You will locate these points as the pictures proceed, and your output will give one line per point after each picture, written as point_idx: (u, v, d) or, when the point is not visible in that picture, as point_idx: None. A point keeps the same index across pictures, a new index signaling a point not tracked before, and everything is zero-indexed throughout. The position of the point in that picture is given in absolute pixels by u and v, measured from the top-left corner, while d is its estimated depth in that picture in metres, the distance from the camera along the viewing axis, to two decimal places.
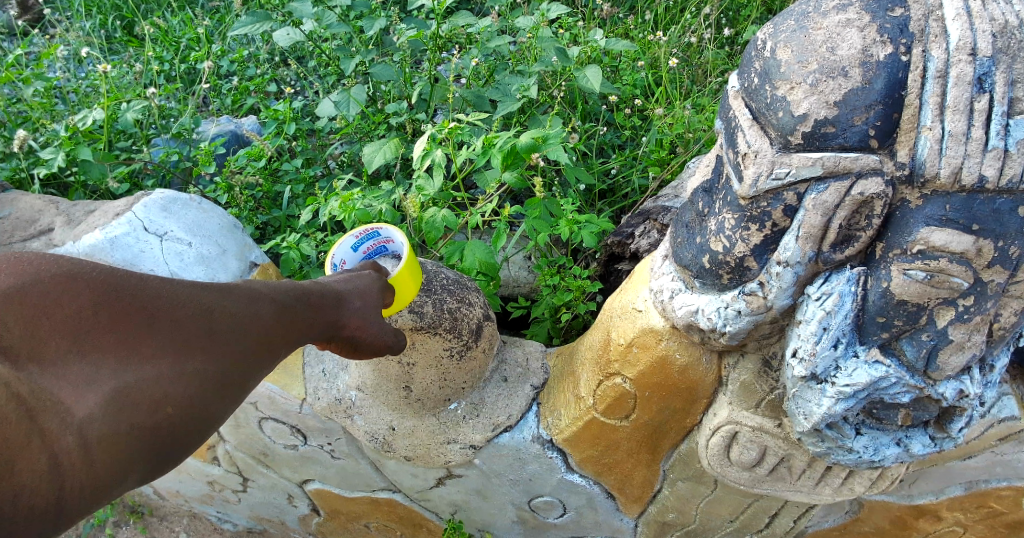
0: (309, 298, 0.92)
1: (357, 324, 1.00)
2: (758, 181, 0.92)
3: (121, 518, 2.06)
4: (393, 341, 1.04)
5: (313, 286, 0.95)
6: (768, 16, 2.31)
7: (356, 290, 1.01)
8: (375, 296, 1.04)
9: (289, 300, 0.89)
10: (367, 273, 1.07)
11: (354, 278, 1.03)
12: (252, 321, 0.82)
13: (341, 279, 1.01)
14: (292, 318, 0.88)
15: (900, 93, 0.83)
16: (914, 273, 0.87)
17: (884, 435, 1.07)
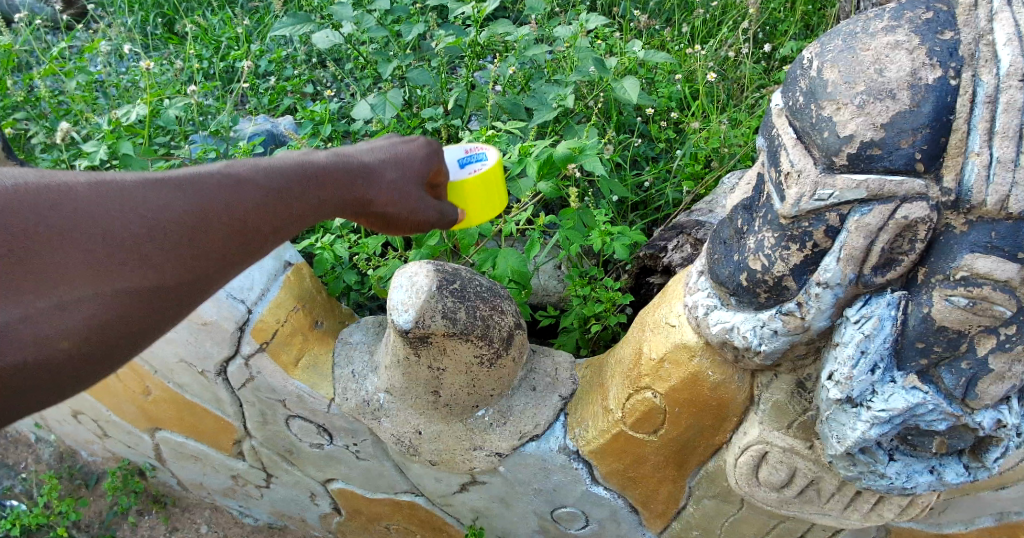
0: (327, 176, 0.81)
1: (388, 199, 0.90)
2: (800, 201, 0.91)
3: (145, 507, 2.09)
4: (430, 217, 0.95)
5: (332, 160, 0.83)
6: (806, 31, 2.30)
7: (390, 170, 0.89)
8: (415, 178, 0.93)
9: (298, 182, 0.77)
10: (412, 149, 0.94)
11: (393, 153, 0.91)
12: (244, 213, 0.70)
13: (372, 147, 0.90)
14: (303, 202, 0.77)
15: (948, 118, 0.81)
16: (955, 299, 0.85)
17: (917, 462, 1.05)
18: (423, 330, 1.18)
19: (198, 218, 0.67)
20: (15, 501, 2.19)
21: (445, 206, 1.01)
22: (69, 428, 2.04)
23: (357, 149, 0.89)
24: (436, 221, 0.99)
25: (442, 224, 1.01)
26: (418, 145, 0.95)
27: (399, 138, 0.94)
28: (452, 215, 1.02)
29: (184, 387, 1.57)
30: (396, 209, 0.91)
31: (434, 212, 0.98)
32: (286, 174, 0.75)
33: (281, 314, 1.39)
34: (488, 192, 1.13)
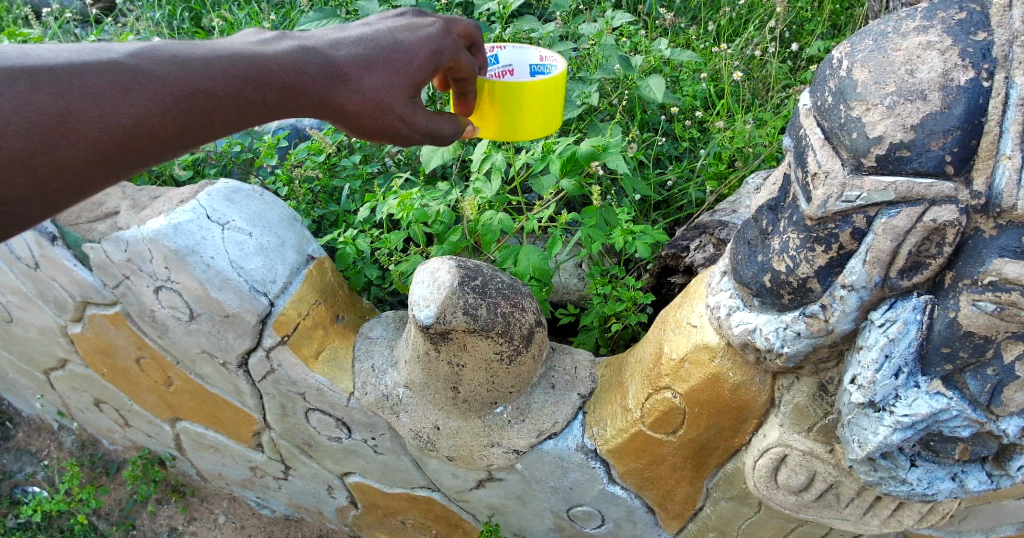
0: (292, 71, 0.87)
1: (362, 107, 0.94)
2: (827, 203, 0.90)
3: (164, 496, 2.13)
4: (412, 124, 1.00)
5: (298, 55, 0.88)
6: (833, 31, 2.28)
7: (371, 73, 0.94)
8: (403, 83, 0.97)
9: (248, 77, 0.83)
10: (405, 49, 0.98)
11: (379, 51, 0.95)
12: (169, 109, 0.76)
13: (354, 47, 0.94)
14: (253, 98, 0.83)
15: (979, 120, 0.80)
16: (983, 304, 0.84)
17: (939, 468, 1.04)
18: (444, 325, 1.18)
19: (111, 110, 0.72)
20: (37, 487, 2.24)
21: (443, 117, 1.07)
22: (91, 416, 2.07)
23: (338, 47, 0.93)
24: (426, 132, 1.04)
25: (433, 134, 1.06)
26: (415, 45, 1.00)
27: (398, 31, 1.00)
28: (445, 130, 1.07)
29: (205, 378, 1.59)
30: (374, 114, 0.95)
31: (425, 123, 1.02)
32: (238, 67, 0.82)
33: (303, 307, 1.40)
34: (545, 104, 1.21)
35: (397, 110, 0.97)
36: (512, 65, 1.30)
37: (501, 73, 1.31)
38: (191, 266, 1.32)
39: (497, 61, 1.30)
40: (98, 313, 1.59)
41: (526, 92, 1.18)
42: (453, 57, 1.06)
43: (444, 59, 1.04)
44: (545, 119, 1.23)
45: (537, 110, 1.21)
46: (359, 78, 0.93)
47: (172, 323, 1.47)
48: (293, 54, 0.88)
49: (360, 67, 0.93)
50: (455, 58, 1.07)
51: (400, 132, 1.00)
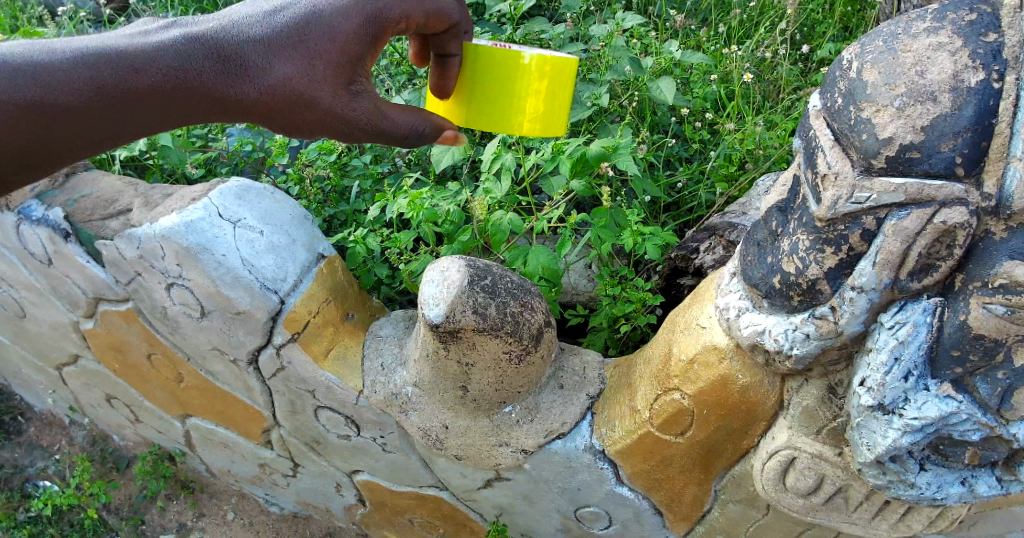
0: (188, 65, 0.90)
1: (272, 97, 0.94)
2: (837, 204, 0.90)
3: (174, 492, 2.14)
4: (344, 112, 0.98)
5: (189, 47, 0.91)
6: (845, 33, 2.28)
7: (285, 58, 0.94)
8: (326, 66, 0.96)
9: (131, 78, 0.87)
10: (328, 23, 0.96)
11: (293, 31, 0.94)
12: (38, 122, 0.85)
13: (260, 29, 0.94)
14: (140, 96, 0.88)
15: (989, 122, 0.80)
16: (993, 307, 0.84)
17: (949, 473, 1.03)
18: (453, 324, 1.19)
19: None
20: (48, 482, 2.25)
21: (405, 111, 1.03)
22: (102, 412, 2.09)
23: (243, 32, 0.93)
24: (371, 123, 1.01)
25: (388, 128, 1.03)
26: (342, 19, 0.97)
27: (321, 6, 0.97)
28: (401, 119, 1.03)
29: (215, 375, 1.60)
30: (293, 105, 0.95)
31: (364, 108, 1.00)
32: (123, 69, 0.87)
33: (314, 304, 1.40)
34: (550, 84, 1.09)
35: (325, 101, 0.96)
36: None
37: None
38: (203, 263, 1.34)
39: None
40: (110, 310, 1.60)
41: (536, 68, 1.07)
42: (391, 23, 1.02)
43: (379, 29, 1.01)
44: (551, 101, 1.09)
45: (542, 97, 1.09)
46: (270, 66, 0.93)
47: (183, 320, 1.48)
48: (188, 47, 0.90)
49: (270, 54, 0.93)
50: (403, 24, 1.05)
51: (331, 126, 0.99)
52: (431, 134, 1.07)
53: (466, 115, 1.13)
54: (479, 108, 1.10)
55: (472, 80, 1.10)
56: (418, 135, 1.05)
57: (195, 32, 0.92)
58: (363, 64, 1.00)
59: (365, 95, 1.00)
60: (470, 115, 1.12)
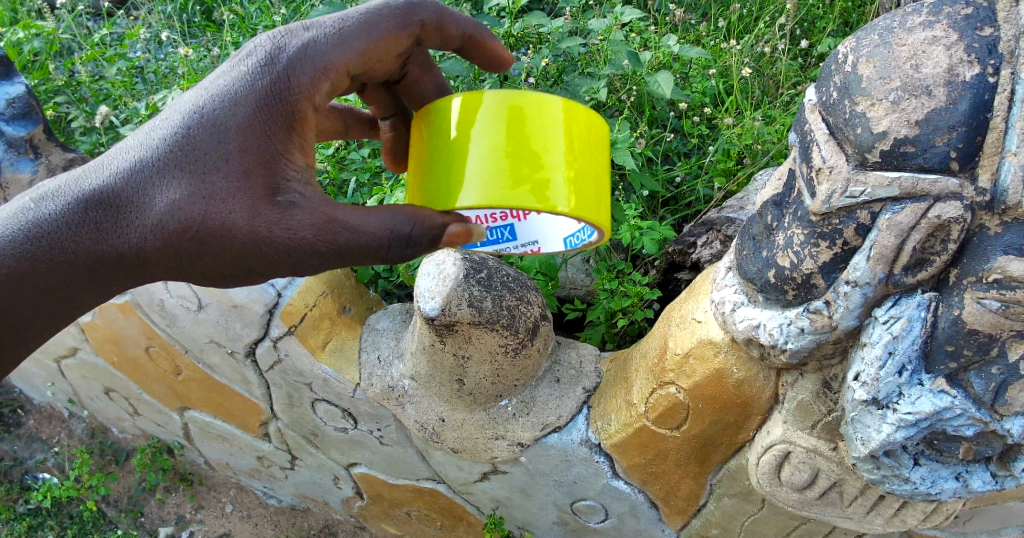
0: (76, 225, 0.82)
1: (180, 231, 0.79)
2: (831, 198, 0.91)
3: (172, 484, 2.16)
4: (268, 239, 0.78)
5: (83, 199, 0.82)
6: (845, 28, 2.28)
7: (171, 181, 0.79)
8: (221, 175, 0.78)
9: (46, 250, 0.83)
10: (216, 125, 0.79)
11: (175, 147, 0.79)
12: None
13: (142, 156, 0.81)
14: (61, 262, 0.83)
15: (985, 116, 0.80)
16: (987, 302, 0.85)
17: (943, 468, 1.03)
18: (449, 318, 1.19)
19: None
20: (48, 474, 2.27)
21: (376, 214, 0.79)
22: (101, 405, 2.10)
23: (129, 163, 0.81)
24: (325, 240, 0.79)
25: (351, 241, 0.79)
26: (231, 117, 0.79)
27: (208, 107, 0.80)
28: (363, 227, 0.79)
29: (213, 368, 1.61)
30: (205, 238, 0.79)
31: (309, 220, 0.78)
32: (21, 250, 0.83)
33: (311, 297, 1.41)
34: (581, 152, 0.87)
35: (237, 224, 0.77)
36: (540, 238, 1.06)
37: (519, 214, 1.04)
38: None
39: (514, 237, 1.06)
40: (108, 303, 1.61)
41: (582, 126, 0.88)
42: (306, 94, 0.82)
43: (286, 114, 0.81)
44: (585, 173, 0.87)
45: (585, 170, 0.88)
46: (162, 195, 0.79)
47: (180, 313, 1.50)
48: (74, 202, 0.83)
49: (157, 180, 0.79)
50: (326, 83, 0.85)
51: (270, 257, 0.79)
52: (423, 238, 0.80)
53: (488, 186, 0.81)
54: (510, 173, 0.81)
55: (499, 135, 0.82)
56: (407, 241, 0.79)
57: (90, 181, 0.83)
58: (284, 158, 0.79)
59: (301, 203, 0.79)
60: (496, 184, 0.81)
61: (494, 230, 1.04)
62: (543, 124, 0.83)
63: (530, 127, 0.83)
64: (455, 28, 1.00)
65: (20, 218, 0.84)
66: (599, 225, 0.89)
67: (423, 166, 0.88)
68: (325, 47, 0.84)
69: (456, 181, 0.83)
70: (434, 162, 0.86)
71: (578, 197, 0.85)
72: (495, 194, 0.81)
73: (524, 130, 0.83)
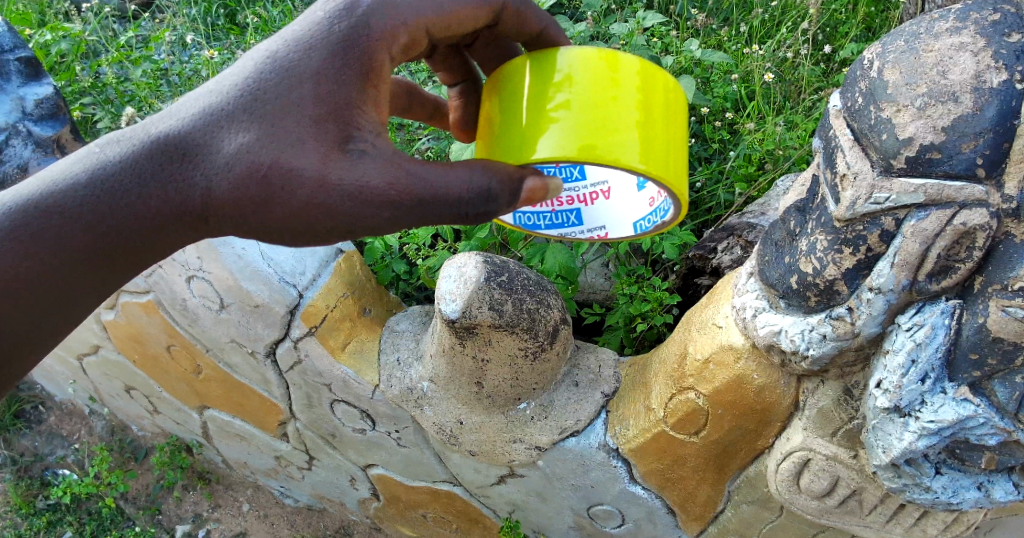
0: (137, 172, 0.78)
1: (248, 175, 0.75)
2: (856, 204, 0.91)
3: (190, 482, 2.18)
4: (346, 188, 0.75)
5: (143, 145, 0.79)
6: (868, 34, 2.27)
7: (239, 126, 0.76)
8: (294, 120, 0.75)
9: (99, 198, 0.78)
10: (285, 70, 0.77)
11: (244, 93, 0.77)
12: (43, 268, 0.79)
13: (210, 101, 0.79)
14: (114, 212, 0.78)
15: (1012, 123, 0.81)
16: (1013, 310, 0.84)
17: (966, 477, 1.02)
18: (469, 320, 1.20)
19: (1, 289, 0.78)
20: (67, 470, 2.30)
21: (453, 170, 0.78)
22: (121, 403, 2.12)
23: (195, 107, 0.79)
24: (400, 191, 0.76)
25: (424, 192, 0.77)
26: (303, 60, 0.77)
27: (279, 54, 0.78)
28: (441, 182, 0.77)
29: (233, 367, 1.62)
30: (274, 183, 0.75)
31: (384, 170, 0.76)
32: (71, 198, 0.78)
33: (332, 299, 1.42)
34: (662, 120, 0.88)
35: (306, 168, 0.74)
36: (607, 224, 1.06)
37: (585, 200, 1.04)
38: (222, 256, 1.40)
39: (580, 222, 1.06)
40: (131, 301, 1.63)
41: (661, 95, 0.89)
42: (380, 44, 0.79)
43: (358, 61, 0.77)
44: (664, 140, 0.87)
45: (661, 136, 0.88)
46: (229, 140, 0.76)
47: (202, 313, 1.52)
48: (129, 150, 0.79)
49: (225, 126, 0.77)
50: (403, 35, 0.82)
51: (340, 210, 0.76)
52: (502, 192, 0.79)
53: (569, 136, 0.81)
54: (593, 127, 0.82)
55: (587, 90, 0.83)
56: (487, 197, 0.78)
57: (151, 131, 0.80)
58: (359, 108, 0.77)
59: (372, 153, 0.76)
60: (576, 135, 0.81)
61: (560, 215, 1.05)
62: (623, 84, 0.84)
63: (616, 84, 0.84)
64: (528, 20, 0.96)
65: (75, 168, 0.80)
66: (673, 189, 0.88)
67: (497, 121, 0.88)
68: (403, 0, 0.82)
69: (534, 130, 0.83)
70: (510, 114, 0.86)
71: (654, 158, 0.85)
72: (577, 147, 0.81)
73: (611, 86, 0.84)
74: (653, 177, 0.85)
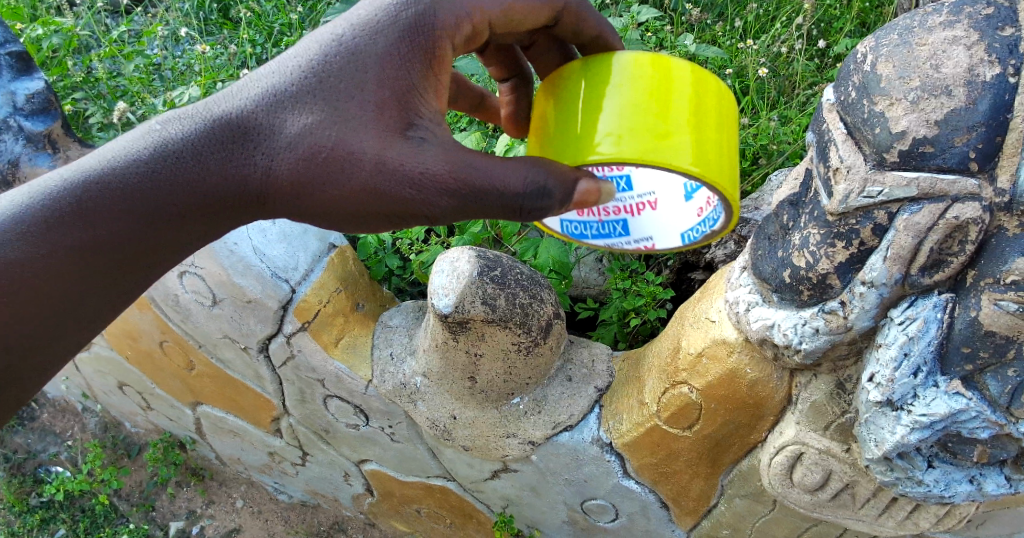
0: (201, 150, 0.78)
1: (309, 157, 0.75)
2: (848, 198, 0.90)
3: (183, 479, 2.17)
4: (406, 175, 0.74)
5: (206, 123, 0.78)
6: (862, 29, 2.27)
7: (301, 107, 0.76)
8: (356, 104, 0.75)
9: (162, 176, 0.78)
10: (348, 54, 0.76)
11: (307, 74, 0.76)
12: (105, 245, 0.79)
13: (272, 81, 0.78)
14: (178, 190, 0.78)
15: (1005, 116, 0.80)
16: (1005, 304, 0.84)
17: (958, 471, 1.02)
18: (462, 315, 1.19)
19: (68, 263, 0.79)
20: (60, 467, 2.29)
21: (511, 164, 0.74)
22: (115, 399, 2.11)
23: (258, 87, 0.79)
24: (455, 182, 0.75)
25: (479, 183, 0.75)
26: (367, 45, 0.76)
27: (342, 36, 0.77)
28: (496, 172, 0.74)
29: (226, 363, 1.62)
30: (335, 166, 0.75)
31: (441, 159, 0.75)
32: (133, 175, 0.77)
33: (324, 294, 1.41)
34: (719, 126, 0.83)
35: (366, 153, 0.74)
36: (654, 235, 0.95)
37: (632, 211, 0.93)
38: (215, 251, 1.39)
39: (626, 233, 0.96)
40: None
41: (718, 100, 0.84)
42: (445, 32, 0.79)
43: (422, 48, 0.77)
44: (721, 148, 0.82)
45: (717, 142, 0.83)
46: (291, 123, 0.76)
47: (194, 308, 1.51)
48: (189, 131, 0.79)
49: (286, 107, 0.76)
50: (466, 27, 0.81)
51: (396, 197, 0.75)
52: (559, 190, 0.75)
53: (621, 137, 0.77)
54: (646, 128, 0.77)
55: (642, 90, 0.79)
56: (543, 193, 0.74)
57: (213, 109, 0.79)
58: (419, 95, 0.76)
59: (430, 141, 0.75)
60: (631, 137, 0.77)
61: (606, 224, 0.96)
62: (678, 88, 0.80)
63: (670, 88, 0.80)
64: (586, 24, 0.93)
65: (137, 145, 0.79)
66: (728, 195, 0.82)
67: (550, 125, 0.85)
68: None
69: (583, 131, 0.79)
70: (561, 112, 0.83)
71: (709, 163, 0.79)
72: (630, 148, 0.77)
73: (668, 89, 0.80)
74: (708, 180, 0.79)
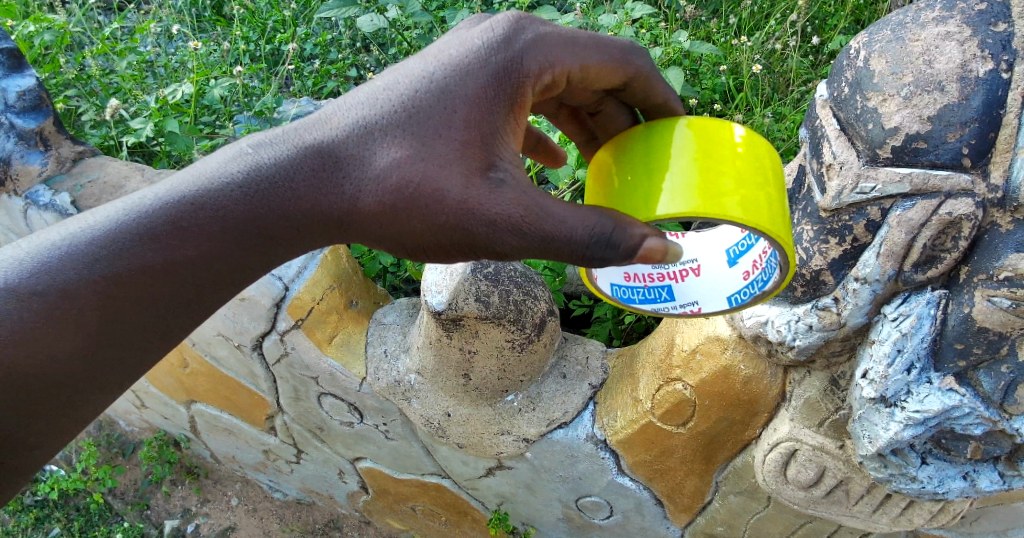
0: (288, 176, 0.72)
1: (398, 189, 0.71)
2: (842, 194, 0.91)
3: (178, 478, 2.17)
4: (490, 216, 0.70)
5: (295, 149, 0.73)
6: (856, 26, 2.28)
7: (392, 139, 0.71)
8: (448, 140, 0.71)
9: (246, 201, 0.72)
10: (440, 88, 0.72)
11: (400, 104, 0.72)
12: (179, 271, 0.72)
13: (364, 109, 0.74)
14: (263, 215, 0.72)
15: (998, 112, 0.80)
16: (998, 300, 0.84)
17: (951, 467, 1.02)
18: (455, 312, 1.19)
19: (137, 291, 0.72)
20: (54, 466, 2.28)
21: (584, 212, 0.71)
22: None
23: (348, 114, 0.74)
24: (534, 228, 0.71)
25: (553, 228, 0.71)
26: (459, 80, 0.72)
27: (437, 68, 0.73)
28: (571, 219, 0.71)
29: (220, 360, 1.61)
30: (426, 200, 0.70)
31: (519, 201, 0.71)
32: (217, 200, 0.72)
33: (318, 291, 1.41)
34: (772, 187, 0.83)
35: (454, 189, 0.70)
36: (699, 298, 0.98)
37: (676, 277, 1.03)
38: None
39: (672, 297, 1.00)
40: None
41: (768, 158, 0.84)
42: (530, 76, 0.74)
43: (507, 88, 0.73)
44: (778, 208, 0.82)
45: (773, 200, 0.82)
46: (382, 154, 0.71)
47: None
48: (279, 156, 0.73)
49: (377, 137, 0.72)
50: (547, 77, 0.76)
51: (477, 235, 0.72)
52: (625, 242, 0.71)
53: (680, 196, 0.77)
54: (693, 184, 0.77)
55: (688, 153, 0.80)
56: (607, 243, 0.71)
57: (299, 135, 0.74)
58: (502, 137, 0.72)
59: (510, 183, 0.71)
60: (690, 195, 0.76)
61: (651, 290, 1.01)
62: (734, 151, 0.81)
63: (725, 149, 0.80)
64: (656, 90, 0.87)
65: (222, 170, 0.73)
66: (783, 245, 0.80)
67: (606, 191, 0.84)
68: (556, 40, 0.76)
69: (642, 193, 0.79)
70: (613, 181, 0.84)
71: (759, 211, 0.77)
72: (680, 204, 0.76)
73: (714, 149, 0.80)
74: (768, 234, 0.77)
